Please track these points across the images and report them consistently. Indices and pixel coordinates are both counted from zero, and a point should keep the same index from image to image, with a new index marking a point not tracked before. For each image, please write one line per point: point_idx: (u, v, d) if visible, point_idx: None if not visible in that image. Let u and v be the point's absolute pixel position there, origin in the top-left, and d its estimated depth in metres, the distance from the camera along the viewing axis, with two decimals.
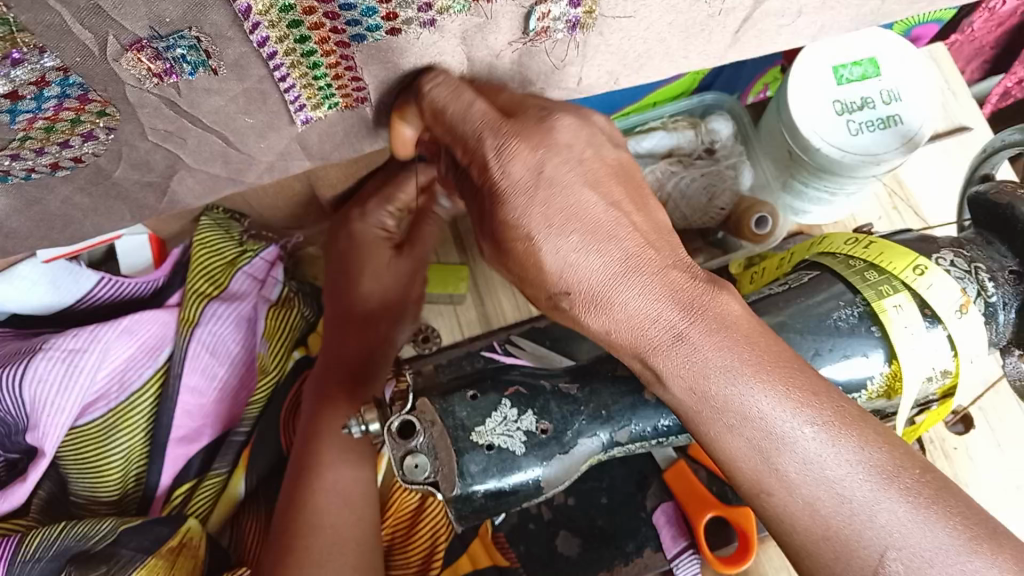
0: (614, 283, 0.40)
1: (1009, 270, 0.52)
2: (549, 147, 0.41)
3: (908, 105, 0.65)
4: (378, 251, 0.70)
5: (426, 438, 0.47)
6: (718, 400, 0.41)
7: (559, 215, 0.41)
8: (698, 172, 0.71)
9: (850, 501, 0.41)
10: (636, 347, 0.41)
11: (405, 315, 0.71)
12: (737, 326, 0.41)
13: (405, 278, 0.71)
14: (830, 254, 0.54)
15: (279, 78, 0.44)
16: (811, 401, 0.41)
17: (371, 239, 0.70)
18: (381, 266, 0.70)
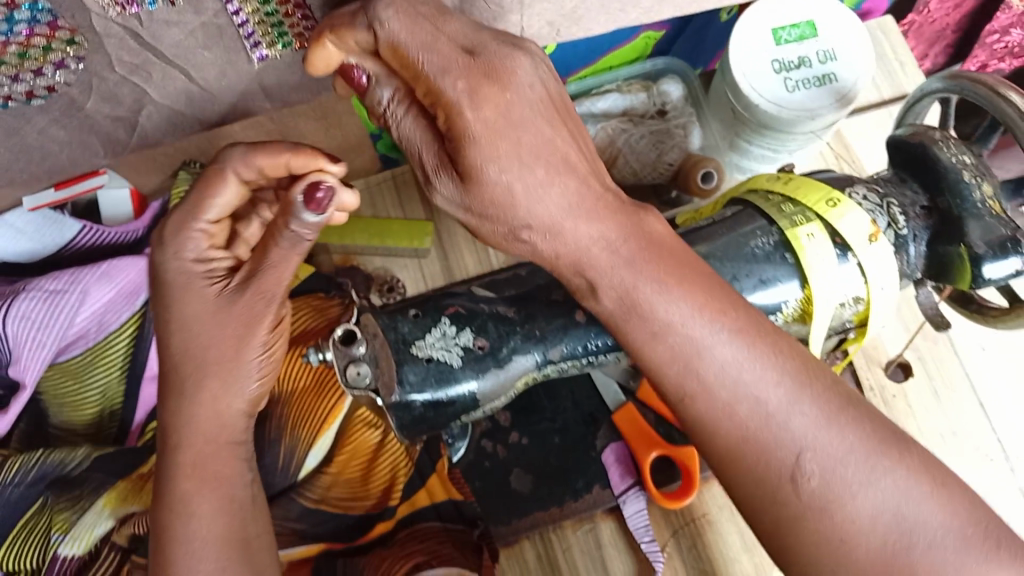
0: (565, 216, 0.44)
1: (920, 206, 0.55)
2: (514, 89, 0.41)
3: (843, 64, 0.68)
4: (190, 293, 0.53)
5: (368, 348, 0.52)
6: (648, 311, 0.46)
7: (527, 152, 0.42)
8: (647, 130, 0.75)
9: (766, 401, 0.46)
10: (577, 264, 0.46)
11: (239, 372, 0.53)
12: (663, 245, 0.46)
13: (236, 322, 0.52)
14: (754, 191, 0.57)
15: (233, 12, 0.48)
16: (729, 314, 0.47)
17: (182, 275, 0.53)
18: (197, 314, 0.53)
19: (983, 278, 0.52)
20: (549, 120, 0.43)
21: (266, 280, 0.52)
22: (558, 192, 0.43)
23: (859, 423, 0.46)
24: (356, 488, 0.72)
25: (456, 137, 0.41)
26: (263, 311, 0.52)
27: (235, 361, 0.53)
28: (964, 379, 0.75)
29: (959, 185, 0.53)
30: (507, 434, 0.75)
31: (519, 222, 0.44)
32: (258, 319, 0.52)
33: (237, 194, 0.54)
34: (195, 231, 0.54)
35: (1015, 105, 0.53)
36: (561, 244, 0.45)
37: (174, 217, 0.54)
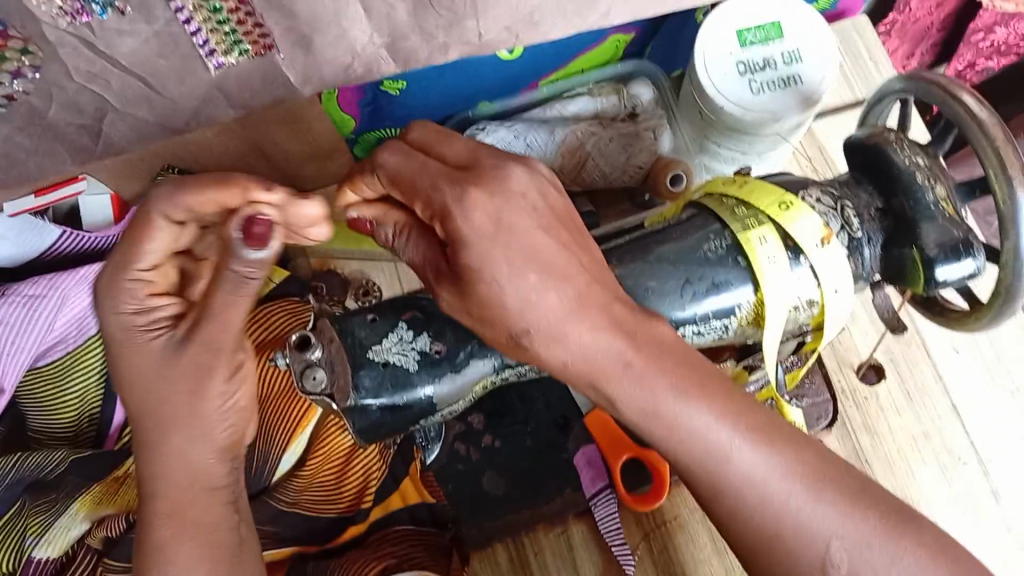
0: (568, 321, 0.44)
1: (875, 208, 0.55)
2: (504, 194, 0.44)
3: (807, 65, 0.69)
4: (137, 344, 0.53)
5: (324, 353, 0.53)
6: (666, 419, 0.46)
7: (518, 259, 0.44)
8: (616, 133, 0.75)
9: (713, 438, 0.46)
10: (589, 372, 0.45)
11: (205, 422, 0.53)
12: (671, 351, 0.46)
13: (189, 369, 0.52)
14: (710, 194, 0.57)
15: (184, 21, 0.49)
16: (742, 415, 0.47)
17: (124, 328, 0.53)
18: (147, 365, 0.53)
19: (936, 279, 0.53)
20: (545, 225, 0.45)
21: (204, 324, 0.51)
22: (559, 291, 0.44)
23: (797, 451, 0.47)
24: (328, 492, 0.72)
25: (452, 242, 0.44)
26: (211, 360, 0.53)
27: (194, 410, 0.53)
28: (937, 382, 0.75)
29: (913, 188, 0.53)
30: (480, 437, 0.75)
31: (519, 327, 0.45)
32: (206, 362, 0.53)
33: (170, 237, 0.51)
34: (127, 283, 0.52)
35: (967, 106, 0.53)
36: (566, 347, 0.45)
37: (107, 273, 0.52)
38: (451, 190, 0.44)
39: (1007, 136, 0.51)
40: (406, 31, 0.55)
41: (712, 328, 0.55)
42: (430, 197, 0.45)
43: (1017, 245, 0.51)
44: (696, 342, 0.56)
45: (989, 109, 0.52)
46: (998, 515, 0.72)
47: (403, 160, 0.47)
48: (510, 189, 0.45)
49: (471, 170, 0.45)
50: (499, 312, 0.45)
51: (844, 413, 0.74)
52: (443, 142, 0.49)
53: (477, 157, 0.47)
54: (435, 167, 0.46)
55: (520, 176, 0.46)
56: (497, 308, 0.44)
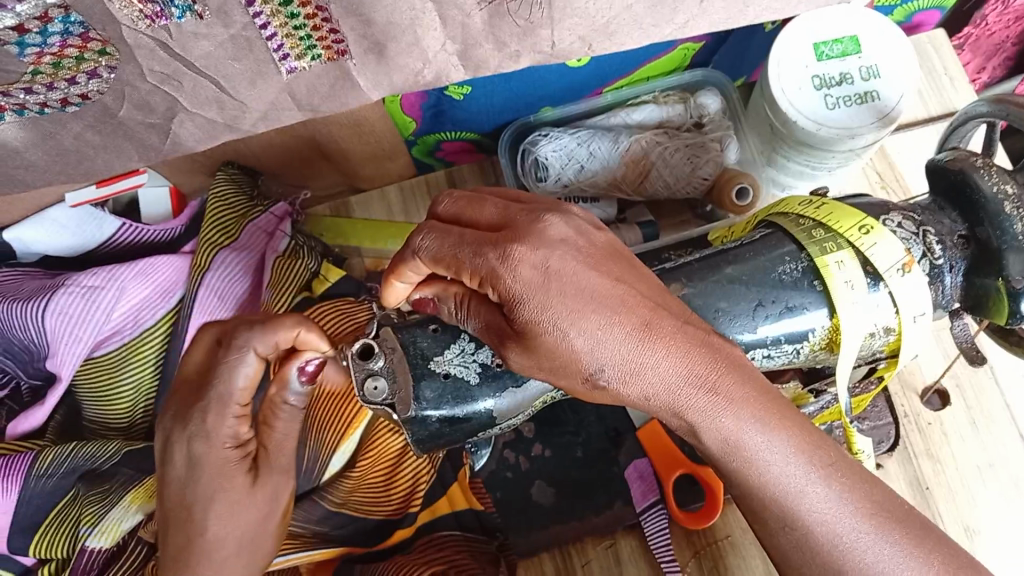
0: (643, 352, 0.44)
1: (958, 235, 0.53)
2: (546, 245, 0.44)
3: (886, 81, 0.67)
4: (229, 478, 0.57)
5: (387, 363, 0.51)
6: (744, 448, 0.45)
7: (576, 301, 0.43)
8: (682, 143, 0.73)
9: (791, 473, 0.45)
10: (669, 403, 0.45)
11: (265, 538, 0.60)
12: (753, 375, 0.46)
13: (265, 498, 0.59)
14: (785, 213, 0.56)
15: (261, 26, 0.48)
16: (816, 448, 0.46)
17: (220, 461, 0.57)
18: (233, 499, 0.57)
19: (1022, 312, 0.51)
20: (593, 263, 0.44)
21: (279, 454, 0.60)
22: (620, 330, 0.44)
23: (866, 490, 0.46)
24: (376, 495, 0.72)
25: (507, 303, 0.44)
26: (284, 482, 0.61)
27: (264, 527, 0.59)
28: (1005, 411, 0.73)
29: (1000, 218, 0.51)
30: (530, 446, 0.74)
31: (593, 368, 0.44)
32: (279, 491, 0.61)
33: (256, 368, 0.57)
34: (232, 419, 0.57)
35: None
36: (645, 381, 0.44)
37: (205, 404, 0.57)
38: (495, 252, 0.43)
39: None
40: (480, 39, 0.55)
41: (784, 352, 0.53)
42: (474, 264, 0.44)
43: None
44: (765, 365, 0.54)
45: None
46: None
47: (441, 239, 0.45)
48: (549, 238, 0.44)
49: (506, 230, 0.44)
50: (568, 356, 0.44)
51: (906, 438, 0.73)
52: (473, 204, 0.48)
53: (510, 214, 0.46)
54: (473, 235, 0.45)
55: (559, 225, 0.45)
56: (568, 348, 0.44)
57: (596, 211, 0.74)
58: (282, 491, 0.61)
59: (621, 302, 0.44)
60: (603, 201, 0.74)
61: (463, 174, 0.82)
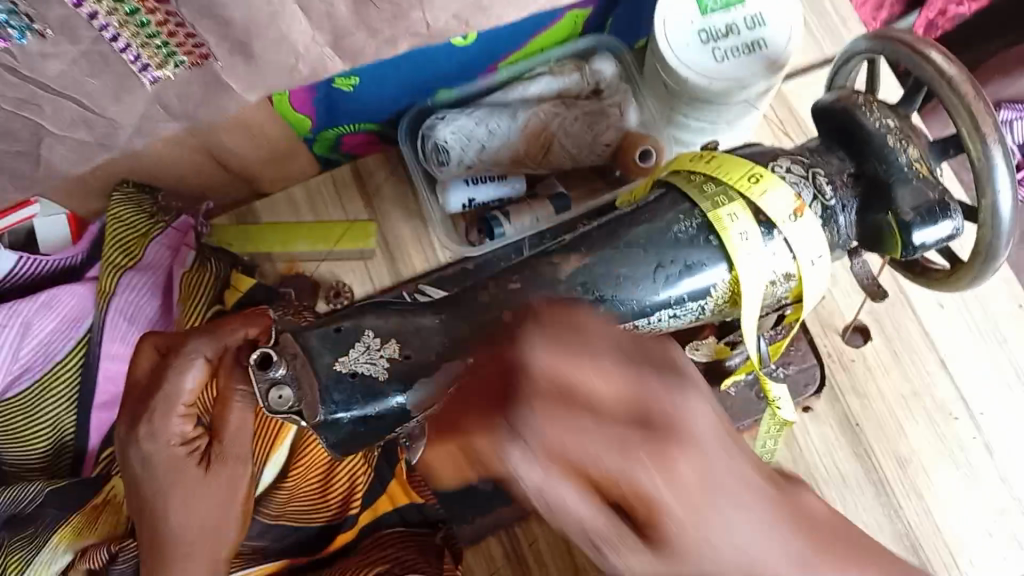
0: (565, 440, 0.33)
1: (848, 174, 0.53)
2: (580, 344, 0.36)
3: (771, 28, 0.67)
4: (182, 473, 0.56)
5: (289, 369, 0.50)
6: (704, 544, 0.33)
7: (561, 354, 0.36)
8: (580, 112, 0.73)
9: (770, 551, 0.34)
10: (605, 496, 0.33)
11: (232, 529, 0.58)
12: (698, 440, 0.34)
13: (222, 493, 0.57)
14: (678, 171, 0.55)
15: (111, 39, 0.46)
16: (788, 516, 0.35)
17: (170, 459, 0.56)
18: (188, 494, 0.56)
19: (914, 244, 0.51)
20: (725, 444, 0.35)
21: (236, 447, 0.58)
22: (782, 547, 0.34)
23: None
24: (315, 500, 0.70)
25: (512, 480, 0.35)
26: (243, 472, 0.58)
27: (228, 518, 0.58)
28: (925, 340, 0.74)
29: (885, 150, 0.52)
30: None
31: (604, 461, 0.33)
32: (242, 481, 0.58)
33: (201, 373, 0.56)
34: (178, 418, 0.56)
35: (935, 63, 0.51)
36: (577, 476, 0.33)
37: (150, 408, 0.55)
38: None
39: (977, 92, 0.50)
40: (351, 28, 0.53)
41: (689, 310, 0.53)
42: (614, 464, 0.33)
43: (995, 201, 0.50)
44: (673, 325, 0.54)
45: (958, 64, 0.51)
46: (991, 468, 0.71)
47: None
48: (574, 338, 0.37)
49: None
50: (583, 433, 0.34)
51: (832, 378, 0.74)
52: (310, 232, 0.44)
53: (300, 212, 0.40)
54: None
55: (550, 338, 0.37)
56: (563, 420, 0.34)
57: (505, 188, 0.74)
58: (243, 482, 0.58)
59: (747, 486, 0.35)
60: (511, 178, 0.74)
61: (369, 167, 0.80)
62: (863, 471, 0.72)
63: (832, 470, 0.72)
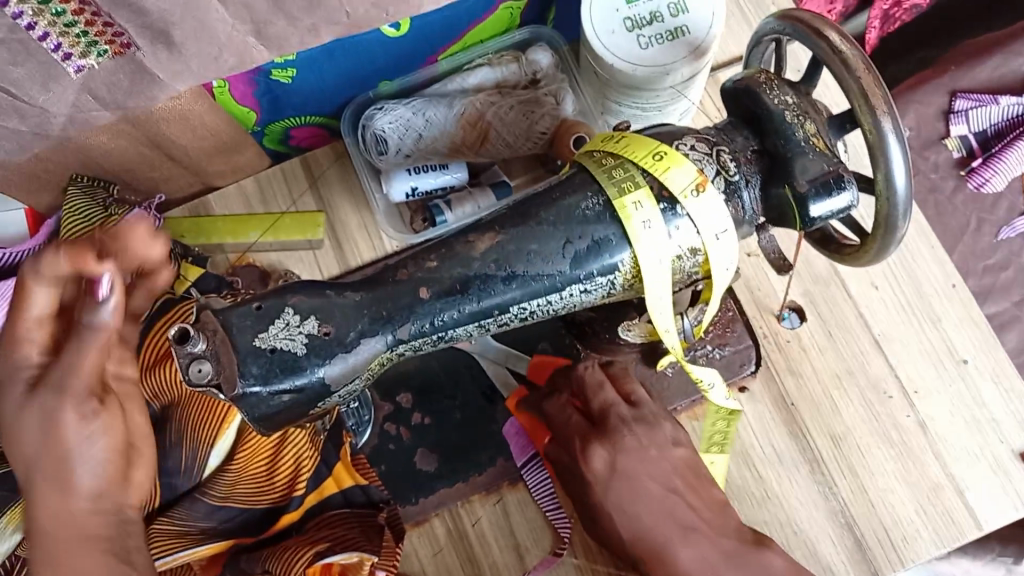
0: None
1: (752, 151, 0.55)
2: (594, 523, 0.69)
3: (694, 15, 0.69)
4: (9, 390, 0.60)
5: (210, 345, 0.51)
6: None
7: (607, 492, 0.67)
8: (515, 101, 0.75)
9: None
10: None
11: (77, 466, 0.60)
12: None
13: (37, 417, 0.59)
14: (590, 153, 0.57)
15: (27, 27, 0.49)
16: None
17: (19, 373, 0.61)
18: (36, 420, 0.59)
19: (812, 217, 0.52)
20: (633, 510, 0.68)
21: (66, 376, 0.60)
22: None
23: None
24: (259, 483, 0.71)
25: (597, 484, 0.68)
26: (59, 405, 0.59)
27: (59, 451, 0.59)
28: (859, 320, 0.76)
29: (783, 126, 0.53)
30: (410, 416, 0.75)
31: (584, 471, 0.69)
32: (69, 394, 0.59)
33: (50, 294, 0.60)
34: (30, 333, 0.61)
35: (830, 42, 0.53)
36: None
37: (8, 326, 0.61)
38: None
39: (868, 68, 0.51)
40: (270, 17, 0.55)
41: (599, 285, 0.55)
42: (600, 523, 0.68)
43: (888, 172, 0.51)
44: (585, 299, 0.56)
45: (854, 44, 0.53)
46: (924, 444, 0.72)
47: None
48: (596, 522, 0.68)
49: None
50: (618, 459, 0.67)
51: (768, 358, 0.75)
52: None
53: None
54: None
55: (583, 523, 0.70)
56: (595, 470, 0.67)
57: (448, 178, 0.76)
58: (63, 413, 0.59)
59: None
60: (452, 166, 0.76)
61: (318, 161, 0.82)
62: (798, 448, 0.73)
63: (768, 450, 0.73)
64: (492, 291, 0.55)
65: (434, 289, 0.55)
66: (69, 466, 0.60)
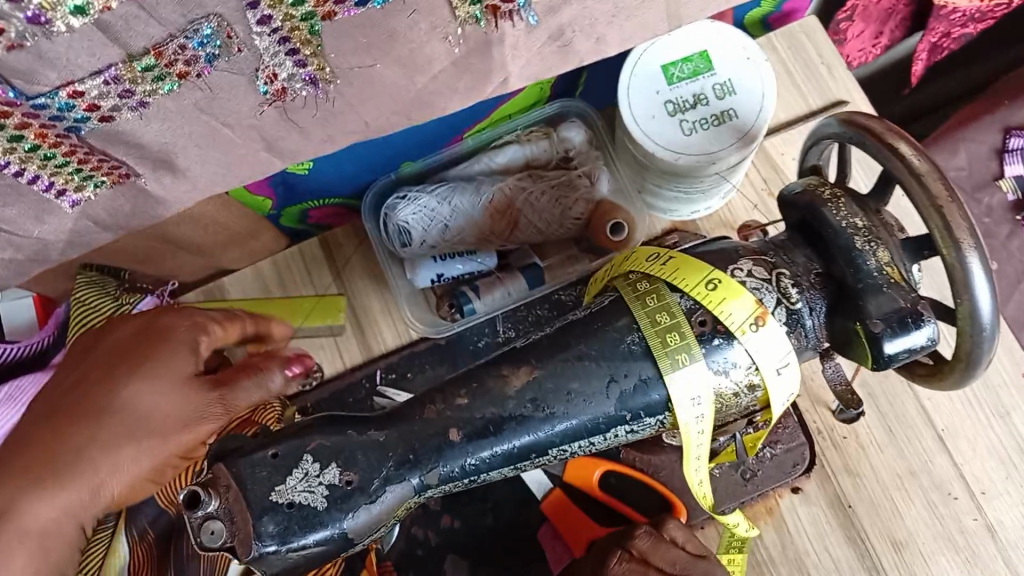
0: None
1: (815, 274, 0.50)
2: None
3: (742, 98, 0.63)
4: (178, 360, 0.53)
5: (222, 504, 0.47)
6: None
7: None
8: (547, 185, 0.70)
9: None
10: None
11: (142, 470, 0.52)
12: None
13: (187, 412, 0.53)
14: (632, 272, 0.52)
15: (16, 171, 0.44)
16: None
17: (184, 349, 0.54)
18: (178, 397, 0.53)
19: (885, 356, 0.47)
20: None
21: (237, 400, 0.54)
22: None
23: None
24: None
25: None
26: (218, 414, 0.54)
27: (158, 445, 0.52)
28: (920, 414, 0.71)
29: (852, 253, 0.47)
30: (439, 518, 0.71)
31: None
32: (205, 422, 0.53)
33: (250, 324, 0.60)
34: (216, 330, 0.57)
35: (904, 158, 0.47)
36: None
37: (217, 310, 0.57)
38: None
39: (950, 193, 0.45)
40: (282, 134, 0.50)
41: (646, 425, 0.51)
42: None
43: (973, 305, 0.45)
44: (630, 437, 0.52)
45: (931, 160, 0.47)
46: (995, 551, 0.67)
47: None
48: None
49: None
50: None
51: (822, 456, 0.70)
52: None
53: None
54: None
55: None
56: None
57: (474, 265, 0.72)
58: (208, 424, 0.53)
59: None
60: (480, 254, 0.72)
61: (339, 240, 0.76)
62: (856, 555, 0.68)
63: (824, 556, 0.68)
64: (529, 431, 0.50)
65: (464, 431, 0.50)
66: (158, 450, 0.52)
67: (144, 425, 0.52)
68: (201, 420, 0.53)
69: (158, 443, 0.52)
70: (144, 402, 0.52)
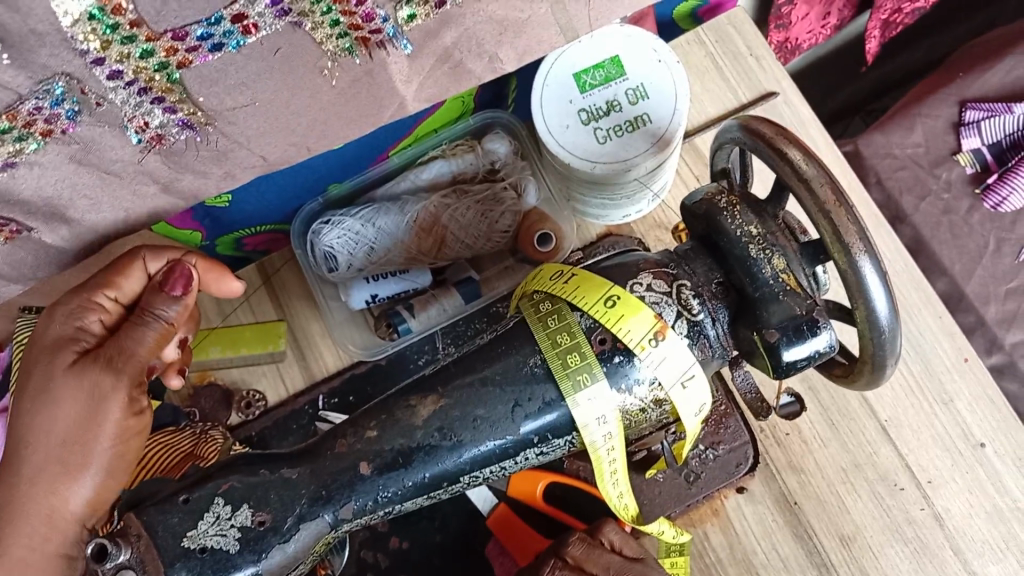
0: None
1: (716, 284, 0.49)
2: None
3: (656, 102, 0.63)
4: (55, 355, 0.55)
5: (133, 552, 0.47)
6: None
7: None
8: (473, 200, 0.70)
9: None
10: None
11: (95, 470, 0.56)
12: None
13: (83, 392, 0.54)
14: (536, 291, 0.52)
15: None
16: None
17: (58, 342, 0.56)
18: (65, 392, 0.54)
19: (784, 364, 0.46)
20: None
21: (121, 353, 0.55)
22: None
23: None
24: None
25: None
26: (111, 383, 0.55)
27: (83, 450, 0.55)
28: (861, 406, 0.70)
29: (748, 262, 0.47)
30: (387, 541, 0.70)
31: None
32: (104, 394, 0.55)
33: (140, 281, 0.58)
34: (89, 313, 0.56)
35: (792, 163, 0.46)
36: None
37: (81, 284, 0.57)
38: None
39: (837, 196, 0.45)
40: (175, 177, 0.49)
41: (556, 445, 0.51)
42: None
43: (869, 310, 0.45)
44: (544, 457, 0.52)
45: (819, 163, 0.46)
46: (943, 539, 0.66)
47: None
48: None
49: None
50: None
51: (767, 455, 0.70)
52: None
53: None
54: None
55: None
56: None
57: (407, 284, 0.72)
58: (112, 397, 0.55)
59: None
60: (412, 272, 0.72)
61: (274, 264, 0.76)
62: (805, 553, 0.67)
63: (771, 555, 0.67)
64: (436, 460, 0.50)
65: (375, 464, 0.50)
66: (85, 445, 0.55)
67: (57, 429, 0.55)
68: (101, 398, 0.55)
69: (82, 440, 0.55)
70: (45, 410, 0.54)
